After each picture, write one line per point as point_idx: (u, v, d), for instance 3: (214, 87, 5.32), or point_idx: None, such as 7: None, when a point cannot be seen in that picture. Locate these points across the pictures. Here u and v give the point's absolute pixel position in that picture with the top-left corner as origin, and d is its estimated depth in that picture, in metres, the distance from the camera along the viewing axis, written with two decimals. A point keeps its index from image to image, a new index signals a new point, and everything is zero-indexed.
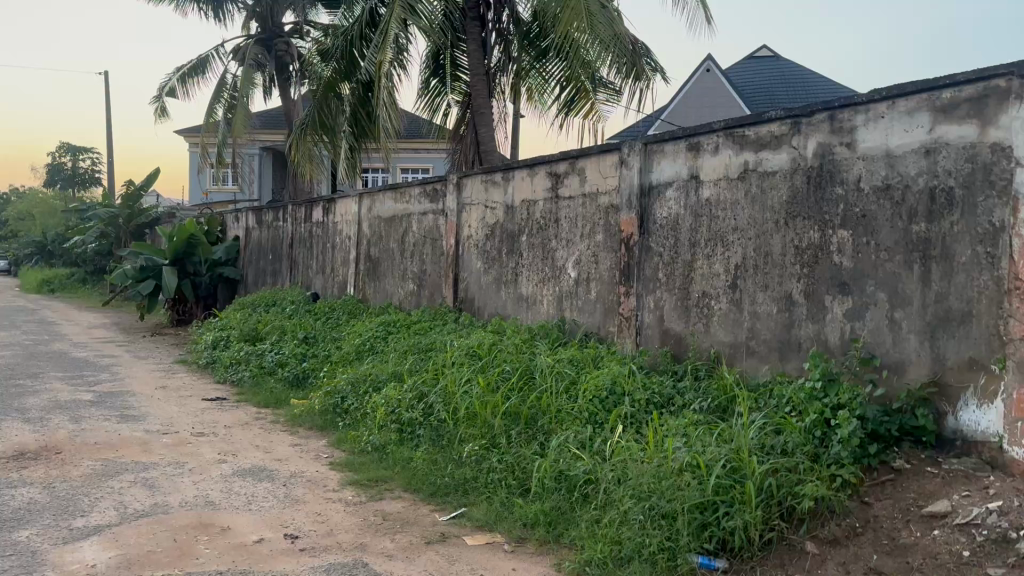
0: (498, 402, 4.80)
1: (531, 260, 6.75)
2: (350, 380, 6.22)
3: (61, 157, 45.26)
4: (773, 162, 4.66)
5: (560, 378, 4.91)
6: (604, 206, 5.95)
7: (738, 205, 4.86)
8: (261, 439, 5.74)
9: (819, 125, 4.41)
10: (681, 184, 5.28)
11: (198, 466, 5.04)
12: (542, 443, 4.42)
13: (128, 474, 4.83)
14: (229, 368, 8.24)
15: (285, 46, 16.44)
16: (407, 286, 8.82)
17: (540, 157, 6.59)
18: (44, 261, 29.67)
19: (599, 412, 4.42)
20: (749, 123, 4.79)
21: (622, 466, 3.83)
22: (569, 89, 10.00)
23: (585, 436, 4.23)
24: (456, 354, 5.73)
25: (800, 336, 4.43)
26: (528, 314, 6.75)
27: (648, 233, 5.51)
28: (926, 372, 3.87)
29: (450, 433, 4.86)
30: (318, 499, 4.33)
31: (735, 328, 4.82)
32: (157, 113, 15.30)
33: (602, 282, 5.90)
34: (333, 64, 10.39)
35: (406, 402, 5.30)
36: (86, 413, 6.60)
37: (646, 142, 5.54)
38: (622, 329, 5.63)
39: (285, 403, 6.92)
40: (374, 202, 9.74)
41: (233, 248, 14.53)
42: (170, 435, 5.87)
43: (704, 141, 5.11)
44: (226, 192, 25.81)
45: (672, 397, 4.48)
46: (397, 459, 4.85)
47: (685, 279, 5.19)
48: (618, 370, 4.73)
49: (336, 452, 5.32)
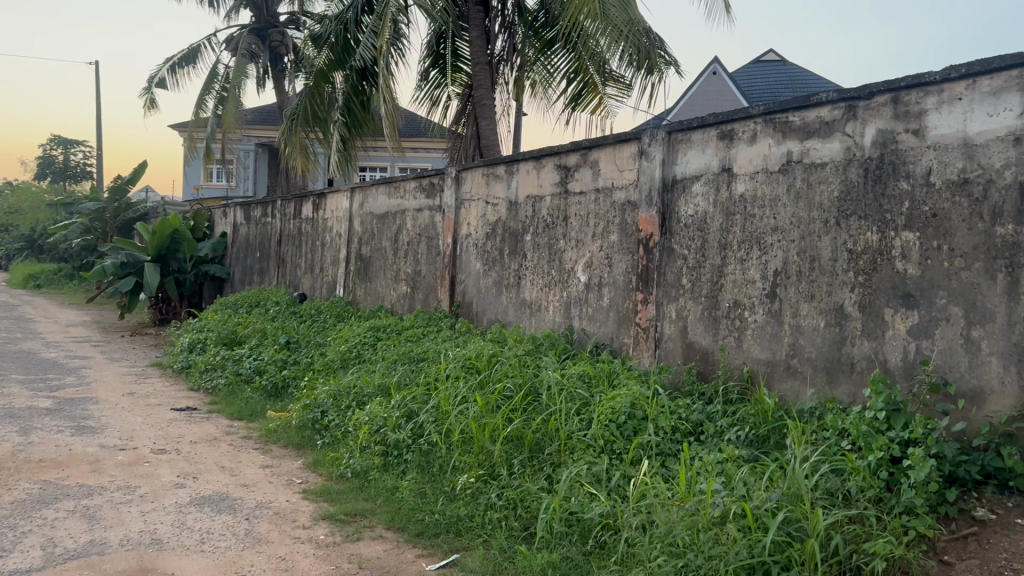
0: (499, 425, 4.13)
1: (536, 263, 6.10)
2: (333, 393, 5.56)
3: (53, 149, 44.59)
4: (822, 152, 4.02)
5: (571, 399, 4.26)
6: (619, 203, 5.29)
7: (779, 202, 4.21)
8: (228, 459, 5.09)
9: (879, 109, 3.77)
10: (711, 178, 4.63)
11: (151, 491, 4.35)
12: (549, 476, 3.77)
13: (66, 500, 4.13)
14: (203, 374, 7.59)
15: (281, 37, 15.66)
16: (400, 288, 8.17)
17: (548, 149, 5.95)
18: (34, 255, 29.19)
19: (617, 441, 3.76)
20: (794, 108, 4.15)
21: (649, 512, 3.18)
22: (575, 83, 9.39)
23: (601, 469, 3.58)
24: (451, 366, 5.08)
25: (854, 357, 3.78)
26: (531, 322, 6.10)
27: (670, 233, 4.86)
28: (1009, 403, 3.22)
29: (442, 458, 4.19)
30: (284, 540, 3.67)
31: (773, 345, 4.17)
32: (145, 104, 14.61)
33: (617, 288, 5.24)
34: (325, 50, 9.66)
35: (392, 421, 4.64)
36: (38, 423, 5.90)
37: (669, 130, 4.89)
38: (639, 342, 4.98)
39: (260, 417, 6.25)
40: (366, 196, 9.08)
41: (221, 245, 13.85)
42: (126, 451, 5.18)
43: (739, 128, 4.46)
44: (219, 188, 25.15)
45: (701, 423, 3.83)
46: (380, 489, 4.20)
47: (713, 287, 4.53)
48: (638, 389, 4.07)
49: (311, 476, 4.67)
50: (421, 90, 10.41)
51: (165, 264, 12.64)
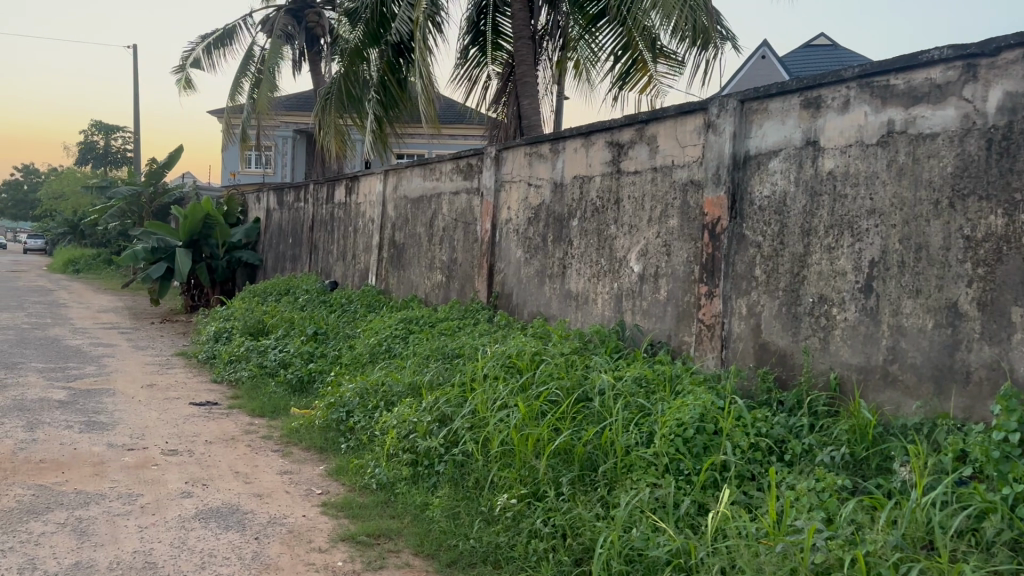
0: (544, 436, 3.57)
1: (584, 250, 5.52)
2: (359, 391, 5.06)
3: (95, 136, 45.09)
4: (933, 120, 3.39)
5: (628, 408, 3.68)
6: (680, 182, 4.69)
7: (877, 179, 3.59)
8: (244, 463, 4.61)
9: (1009, 67, 3.13)
10: (791, 153, 4.01)
11: (154, 501, 3.88)
12: (604, 500, 3.20)
13: (58, 511, 3.67)
14: (228, 365, 7.15)
15: (317, 18, 15.20)
16: (434, 277, 7.66)
17: (599, 124, 5.36)
18: (76, 241, 29.48)
19: (684, 459, 3.19)
20: (896, 68, 3.52)
21: (731, 555, 2.61)
22: (623, 60, 8.79)
23: (667, 494, 3.01)
24: (489, 366, 4.53)
25: (969, 364, 3.18)
26: (577, 317, 5.52)
27: (741, 217, 4.25)
28: None
29: (478, 473, 3.64)
30: (295, 566, 3.16)
31: (867, 348, 3.56)
32: (181, 86, 14.26)
33: (676, 279, 4.65)
34: (358, 25, 9.14)
35: (423, 426, 4.11)
36: (48, 418, 5.49)
37: (742, 98, 4.28)
38: (702, 341, 4.39)
39: (283, 414, 5.78)
40: (400, 179, 8.57)
41: (254, 231, 13.45)
42: (135, 452, 4.73)
43: (827, 94, 3.84)
44: (256, 174, 24.95)
45: (785, 439, 3.25)
46: (408, 506, 3.68)
47: (793, 279, 3.92)
48: (709, 397, 3.49)
49: (332, 485, 4.18)
50: (459, 69, 9.81)
51: (196, 250, 12.27)
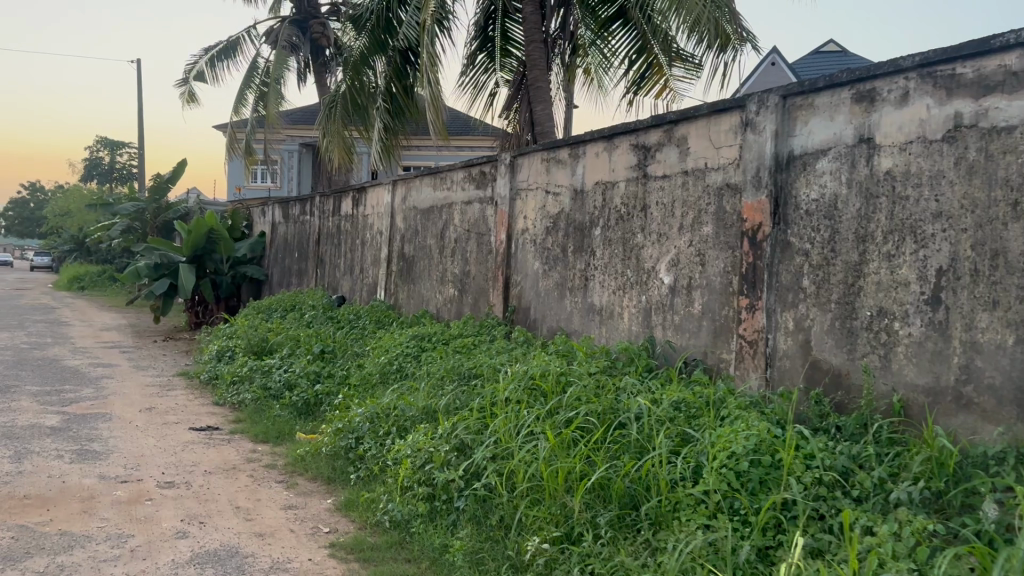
0: (577, 470, 3.20)
1: (608, 260, 5.16)
2: (369, 416, 4.69)
3: (100, 151, 45.06)
4: (1008, 112, 3.00)
5: (670, 438, 3.31)
6: (715, 186, 4.33)
7: (943, 179, 3.22)
8: (247, 496, 4.25)
9: None
10: (842, 152, 3.65)
11: (145, 544, 3.51)
12: (649, 544, 2.83)
13: (38, 557, 3.32)
14: (230, 387, 6.80)
15: (322, 28, 14.84)
16: (446, 291, 7.32)
17: (623, 126, 5.01)
18: (81, 258, 29.30)
19: (740, 497, 2.82)
20: (963, 56, 3.15)
21: None
22: (638, 64, 8.46)
23: (723, 538, 2.64)
24: (512, 389, 4.16)
25: None
26: (602, 332, 5.15)
27: (785, 222, 3.89)
28: None
29: (505, 511, 3.28)
30: None
31: (936, 367, 3.18)
32: (184, 100, 13.98)
33: (711, 291, 4.29)
34: (363, 34, 8.80)
35: (440, 456, 3.74)
36: (38, 447, 5.15)
37: (784, 93, 3.92)
38: (744, 358, 4.02)
39: (288, 440, 5.42)
40: (409, 189, 8.23)
41: (259, 246, 13.12)
42: (128, 485, 4.38)
43: (882, 86, 3.47)
44: (261, 188, 24.71)
45: (852, 472, 2.87)
46: (427, 548, 3.33)
47: (848, 290, 3.55)
48: (763, 425, 3.11)
49: (342, 523, 3.81)
50: (466, 74, 9.48)
51: (200, 266, 11.95)
